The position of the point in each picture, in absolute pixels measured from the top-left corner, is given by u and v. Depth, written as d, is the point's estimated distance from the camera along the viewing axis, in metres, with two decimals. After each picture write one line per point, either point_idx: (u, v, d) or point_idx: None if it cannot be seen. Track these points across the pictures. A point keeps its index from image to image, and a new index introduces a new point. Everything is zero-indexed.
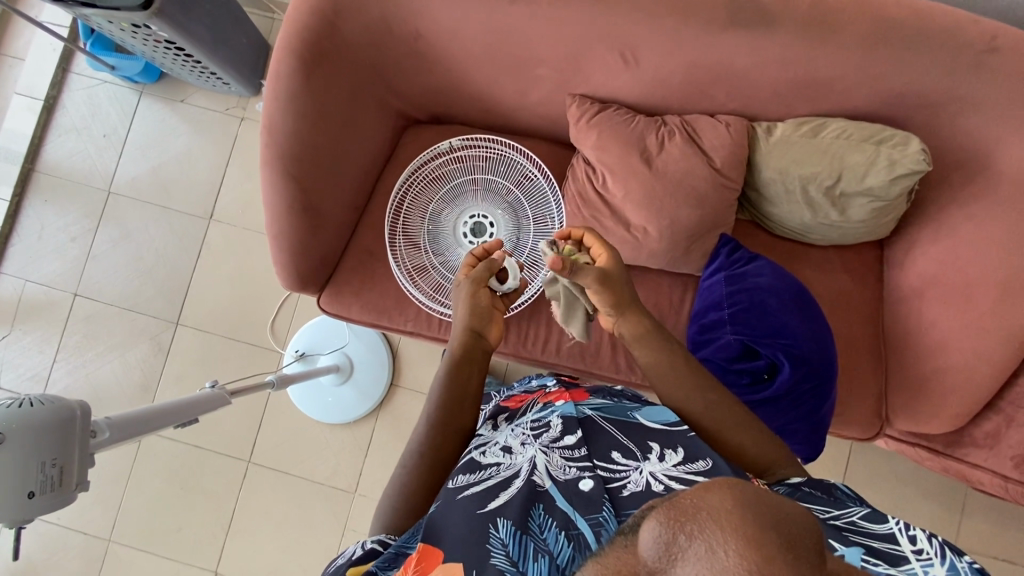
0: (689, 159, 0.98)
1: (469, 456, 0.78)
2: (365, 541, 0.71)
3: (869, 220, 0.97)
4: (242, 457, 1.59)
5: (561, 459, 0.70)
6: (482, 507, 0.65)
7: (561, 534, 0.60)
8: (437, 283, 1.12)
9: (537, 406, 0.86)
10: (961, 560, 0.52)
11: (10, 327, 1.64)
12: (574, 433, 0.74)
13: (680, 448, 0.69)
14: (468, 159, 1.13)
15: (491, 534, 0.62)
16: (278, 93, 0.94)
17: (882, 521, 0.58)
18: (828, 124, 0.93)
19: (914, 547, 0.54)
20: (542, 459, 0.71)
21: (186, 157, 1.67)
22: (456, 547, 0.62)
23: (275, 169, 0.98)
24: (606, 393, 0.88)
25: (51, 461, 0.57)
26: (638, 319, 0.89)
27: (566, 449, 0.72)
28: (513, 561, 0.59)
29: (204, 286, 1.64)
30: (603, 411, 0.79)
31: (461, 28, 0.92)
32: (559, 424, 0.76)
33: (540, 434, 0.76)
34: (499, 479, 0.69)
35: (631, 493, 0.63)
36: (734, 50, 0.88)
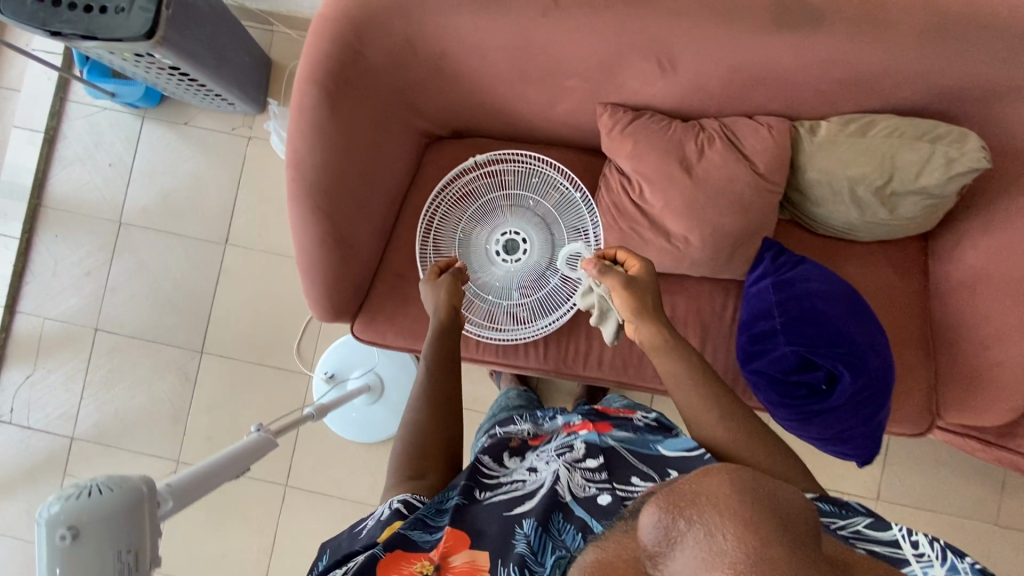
0: (731, 166, 0.94)
1: (495, 461, 0.81)
2: (391, 501, 0.75)
3: (920, 218, 0.94)
4: (279, 481, 1.58)
5: (582, 479, 0.74)
6: (509, 511, 0.71)
7: (579, 533, 0.65)
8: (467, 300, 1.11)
9: (562, 433, 0.87)
10: (963, 562, 0.56)
11: (33, 366, 1.63)
12: (596, 458, 0.77)
13: None
14: (497, 173, 1.09)
15: (516, 531, 0.68)
16: (302, 126, 0.89)
17: (886, 528, 0.61)
18: (876, 122, 0.89)
19: (916, 550, 0.58)
20: (565, 474, 0.75)
21: (195, 181, 1.63)
22: (482, 538, 0.68)
23: (304, 203, 0.94)
24: (628, 425, 0.89)
25: (127, 548, 0.55)
26: (662, 327, 0.85)
27: (587, 470, 0.75)
28: (534, 550, 0.65)
29: (224, 313, 1.62)
30: (626, 443, 0.81)
31: (488, 44, 0.88)
32: (582, 446, 0.79)
33: (564, 453, 0.80)
34: (523, 491, 0.74)
35: None
36: (780, 52, 0.84)
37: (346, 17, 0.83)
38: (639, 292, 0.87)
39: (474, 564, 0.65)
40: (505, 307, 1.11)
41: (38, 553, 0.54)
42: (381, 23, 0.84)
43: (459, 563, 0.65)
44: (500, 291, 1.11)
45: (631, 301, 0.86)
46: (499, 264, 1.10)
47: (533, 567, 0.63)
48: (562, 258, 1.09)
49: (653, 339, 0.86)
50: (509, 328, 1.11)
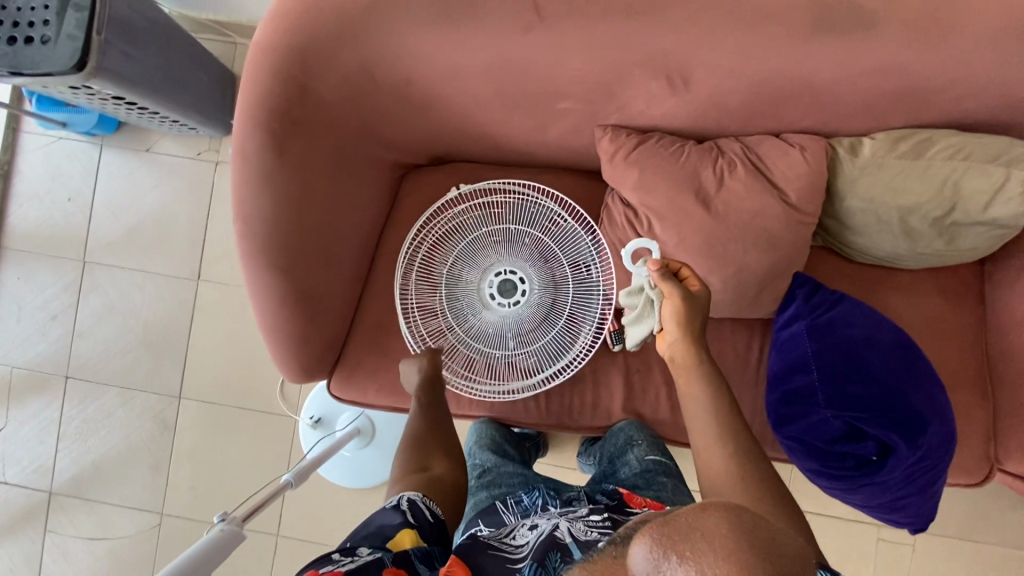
0: (758, 196, 0.80)
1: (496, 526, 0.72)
2: (402, 500, 0.70)
3: (983, 247, 0.79)
4: (269, 531, 1.48)
5: (585, 526, 0.66)
6: (509, 558, 0.63)
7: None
8: (456, 354, 0.94)
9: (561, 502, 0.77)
10: None
11: (3, 417, 1.52)
12: (599, 513, 0.69)
13: None
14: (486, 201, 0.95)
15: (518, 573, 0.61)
16: (247, 175, 0.75)
17: None
18: (935, 140, 0.74)
19: None
20: (566, 524, 0.67)
21: (163, 213, 1.50)
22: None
23: (258, 261, 0.81)
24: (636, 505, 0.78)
25: None
26: (700, 359, 0.72)
27: (589, 519, 0.68)
28: None
29: (203, 354, 1.50)
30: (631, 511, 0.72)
31: (460, 68, 0.73)
32: (587, 507, 0.72)
33: (568, 511, 0.72)
34: (522, 542, 0.66)
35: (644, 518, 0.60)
36: (818, 62, 0.68)
37: (288, 46, 0.69)
38: (693, 313, 0.73)
39: None
40: (498, 359, 0.94)
41: None
42: (328, 52, 0.70)
43: None
44: (493, 338, 0.94)
45: (683, 319, 0.72)
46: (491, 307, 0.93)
47: None
48: (564, 299, 0.93)
49: (685, 362, 0.73)
50: (504, 384, 0.94)
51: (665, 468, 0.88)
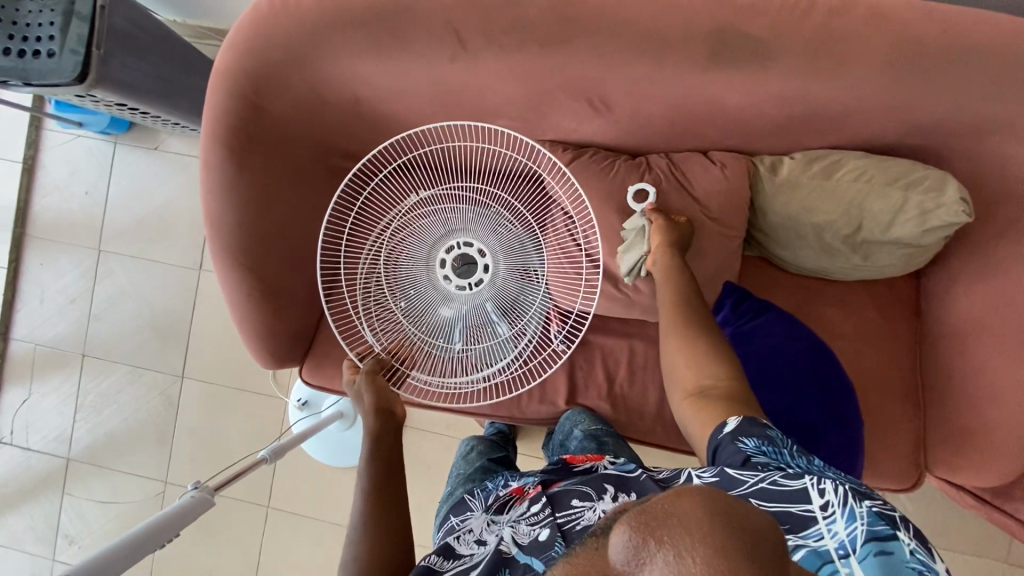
0: (680, 211, 0.85)
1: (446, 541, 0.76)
2: None
3: (901, 264, 0.83)
4: (261, 503, 1.62)
5: (526, 525, 0.71)
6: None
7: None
8: (411, 352, 0.91)
9: (513, 493, 0.80)
10: (862, 506, 0.49)
11: (29, 390, 1.69)
12: (538, 499, 0.73)
13: (631, 491, 0.70)
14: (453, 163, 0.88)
15: None
16: (213, 184, 0.84)
17: (796, 477, 0.53)
18: (843, 162, 0.78)
19: (821, 501, 0.51)
20: (510, 531, 0.72)
21: (168, 206, 1.63)
22: None
23: (226, 259, 0.90)
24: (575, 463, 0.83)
25: None
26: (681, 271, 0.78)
27: (530, 515, 0.72)
28: None
29: (204, 338, 1.63)
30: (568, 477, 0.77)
31: (401, 89, 0.81)
32: (526, 496, 0.76)
33: (509, 509, 0.77)
34: (468, 563, 0.69)
35: (581, 527, 0.65)
36: (719, 90, 0.73)
37: (244, 71, 0.78)
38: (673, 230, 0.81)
39: None
40: (443, 347, 0.91)
41: None
42: (280, 76, 0.78)
43: None
44: (441, 323, 0.91)
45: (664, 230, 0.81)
46: (443, 289, 0.89)
47: None
48: (517, 282, 0.89)
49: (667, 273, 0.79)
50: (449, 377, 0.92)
51: (606, 432, 0.97)
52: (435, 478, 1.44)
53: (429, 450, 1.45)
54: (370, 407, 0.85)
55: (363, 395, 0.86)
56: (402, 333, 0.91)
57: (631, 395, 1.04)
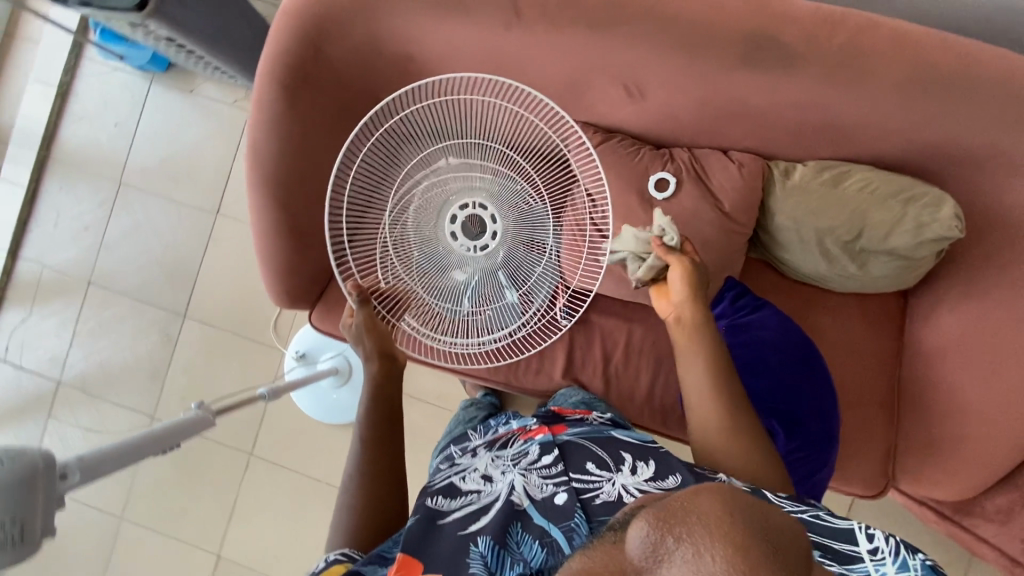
0: (696, 202, 0.90)
1: (446, 479, 0.80)
2: (329, 554, 0.71)
3: (892, 277, 0.89)
4: (245, 449, 1.64)
5: (539, 480, 0.75)
6: (463, 529, 0.69)
7: (537, 543, 0.65)
8: (421, 311, 0.95)
9: (519, 439, 0.86)
10: (914, 557, 0.53)
11: (31, 311, 1.71)
12: (552, 454, 0.78)
13: (650, 462, 0.75)
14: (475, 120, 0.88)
15: (471, 549, 0.66)
16: (261, 117, 0.89)
17: (844, 519, 0.59)
18: (852, 173, 0.85)
19: (870, 545, 0.55)
20: (521, 481, 0.75)
21: (194, 149, 1.66)
22: (436, 562, 0.65)
23: (260, 191, 0.94)
24: (582, 420, 0.89)
25: (13, 520, 0.59)
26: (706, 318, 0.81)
27: (543, 469, 0.76)
28: (490, 569, 0.64)
29: (211, 282, 1.66)
30: (580, 436, 0.82)
31: (452, 51, 0.86)
32: (538, 448, 0.81)
33: (518, 459, 0.80)
34: (478, 505, 0.73)
35: (603, 503, 0.69)
36: (748, 90, 0.79)
37: (308, 13, 0.83)
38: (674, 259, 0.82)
39: None
40: (451, 308, 0.95)
41: None
42: (341, 23, 0.83)
43: None
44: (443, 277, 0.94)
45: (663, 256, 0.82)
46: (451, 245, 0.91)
47: None
48: (530, 256, 0.94)
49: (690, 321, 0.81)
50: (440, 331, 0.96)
51: (599, 401, 1.03)
52: (421, 444, 1.48)
53: (419, 416, 1.49)
54: (374, 353, 0.88)
55: (363, 340, 0.87)
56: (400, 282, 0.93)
57: (625, 377, 1.09)
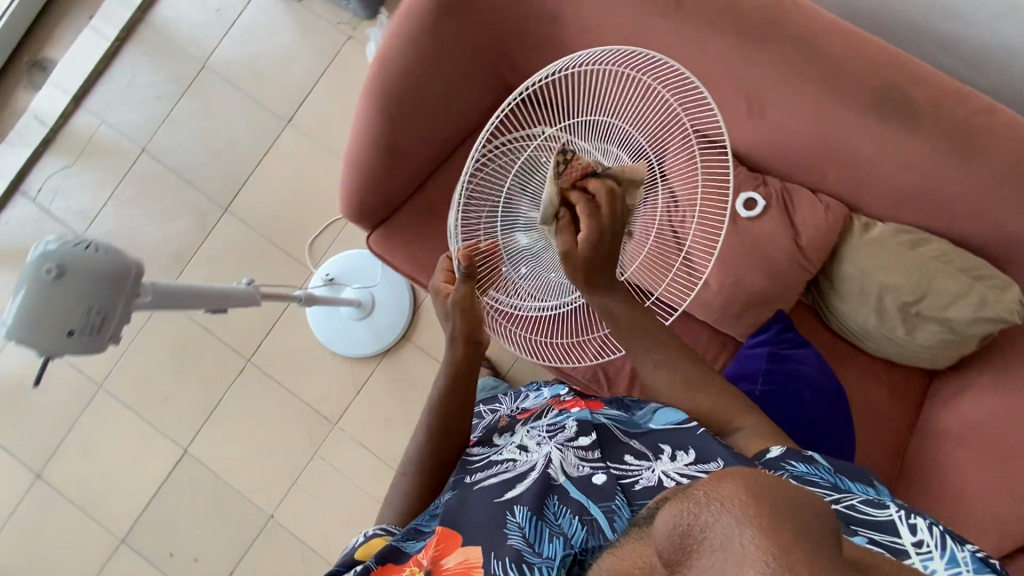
0: (776, 229, 0.95)
1: (486, 457, 0.81)
2: (367, 531, 0.78)
3: (935, 349, 0.94)
4: (244, 354, 1.64)
5: (576, 459, 0.72)
6: (499, 497, 0.69)
7: (576, 519, 0.62)
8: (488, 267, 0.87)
9: (553, 411, 0.88)
10: (961, 551, 0.50)
11: (74, 160, 1.71)
12: (588, 434, 0.75)
13: (691, 448, 0.68)
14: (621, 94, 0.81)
15: (508, 519, 0.64)
16: (403, 29, 0.94)
17: (882, 507, 0.55)
18: (930, 242, 0.90)
19: (914, 538, 0.51)
20: (557, 455, 0.73)
21: (284, 56, 1.69)
22: (474, 529, 0.65)
23: (375, 98, 0.98)
24: (622, 404, 0.88)
25: (97, 308, 0.59)
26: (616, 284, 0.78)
27: (580, 448, 0.74)
28: (530, 542, 0.61)
29: (261, 184, 1.67)
30: (618, 420, 0.80)
31: (600, 24, 0.91)
32: (574, 425, 0.78)
33: (555, 434, 0.78)
34: (516, 475, 0.72)
35: (644, 488, 0.64)
36: (858, 137, 0.85)
37: None
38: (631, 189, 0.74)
39: (467, 562, 0.62)
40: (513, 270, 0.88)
41: (24, 281, 0.57)
42: None
43: (451, 564, 0.63)
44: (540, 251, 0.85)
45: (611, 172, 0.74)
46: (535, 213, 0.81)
47: (531, 560, 0.59)
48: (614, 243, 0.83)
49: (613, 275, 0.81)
50: (516, 300, 0.92)
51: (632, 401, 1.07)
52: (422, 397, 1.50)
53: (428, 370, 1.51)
54: (460, 336, 0.86)
55: (454, 319, 0.85)
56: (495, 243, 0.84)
57: None
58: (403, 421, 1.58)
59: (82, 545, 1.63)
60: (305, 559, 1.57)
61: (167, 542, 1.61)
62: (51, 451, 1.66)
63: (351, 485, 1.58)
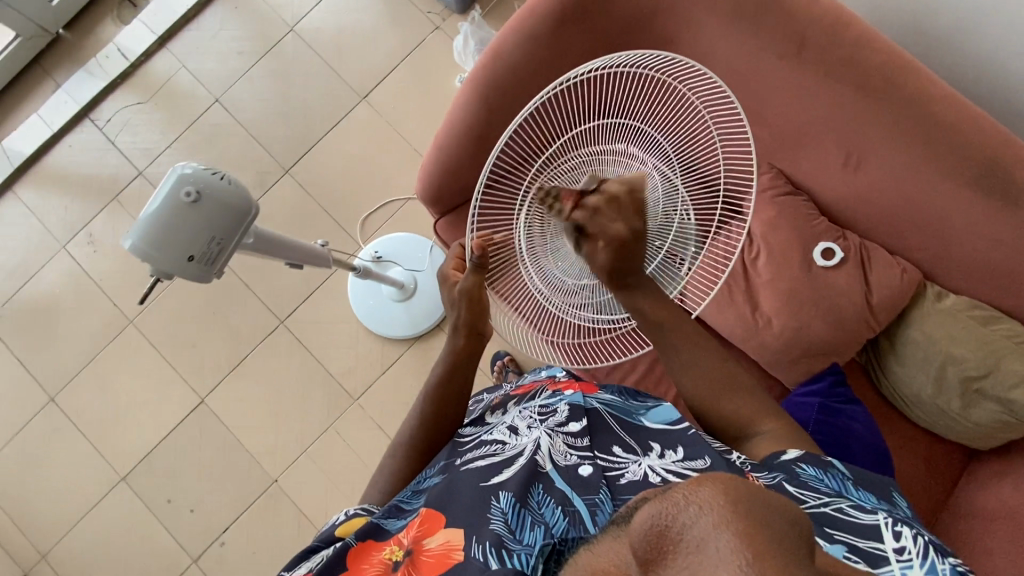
0: (849, 281, 0.96)
1: (477, 436, 0.79)
2: (349, 507, 0.75)
3: (988, 429, 0.94)
4: (277, 316, 1.64)
5: (564, 445, 0.68)
6: (484, 480, 0.65)
7: (558, 508, 0.59)
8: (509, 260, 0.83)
9: (546, 392, 0.82)
10: (944, 562, 0.49)
11: (147, 98, 1.74)
12: (579, 421, 0.72)
13: (680, 445, 0.66)
14: (666, 108, 0.77)
15: (491, 504, 0.61)
16: (523, 26, 0.97)
17: (870, 513, 0.55)
18: (1001, 321, 0.91)
19: (897, 545, 0.51)
20: (546, 441, 0.69)
21: (371, 34, 1.72)
22: (457, 515, 0.62)
23: (479, 85, 1.00)
24: (616, 389, 0.84)
25: (218, 240, 0.61)
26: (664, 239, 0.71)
27: (569, 436, 0.70)
28: (511, 529, 0.58)
29: (326, 153, 1.69)
30: (610, 406, 0.76)
31: (713, 54, 0.95)
32: (566, 410, 0.74)
33: (545, 418, 0.75)
34: (502, 458, 0.69)
35: (628, 482, 0.61)
36: (948, 203, 0.87)
37: None
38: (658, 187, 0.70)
39: (449, 544, 0.59)
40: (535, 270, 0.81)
41: (156, 198, 0.59)
42: None
43: (434, 544, 0.60)
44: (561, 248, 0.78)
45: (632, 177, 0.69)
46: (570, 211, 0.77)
47: (511, 545, 0.55)
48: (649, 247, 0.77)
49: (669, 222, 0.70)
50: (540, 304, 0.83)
51: None
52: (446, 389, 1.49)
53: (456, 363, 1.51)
54: (463, 327, 0.88)
55: (459, 310, 0.86)
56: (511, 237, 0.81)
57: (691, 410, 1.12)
58: None
59: (81, 475, 1.62)
60: (299, 529, 1.55)
61: (166, 487, 1.60)
62: (68, 377, 1.66)
63: (359, 463, 1.57)
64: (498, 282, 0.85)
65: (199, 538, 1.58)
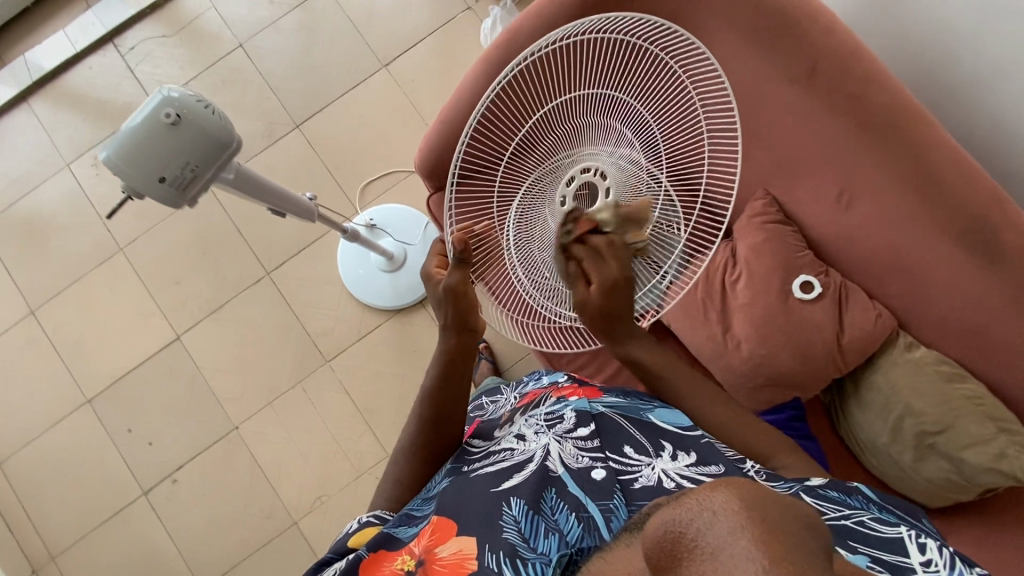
0: (823, 316, 0.95)
1: (485, 445, 0.75)
2: (362, 516, 0.73)
3: (938, 486, 0.93)
4: (264, 266, 1.65)
5: (574, 449, 0.65)
6: (495, 487, 0.62)
7: (572, 515, 0.55)
8: (492, 247, 0.81)
9: (552, 399, 0.81)
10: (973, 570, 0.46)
11: (172, 32, 1.75)
12: (588, 425, 0.69)
13: (692, 450, 0.65)
14: (642, 75, 0.75)
15: (503, 512, 0.58)
16: (543, 13, 0.97)
17: (892, 526, 0.53)
18: (966, 381, 0.90)
19: (923, 557, 0.48)
20: (554, 446, 0.66)
21: (402, 4, 1.72)
22: (468, 522, 0.58)
23: (491, 64, 1.00)
24: (620, 391, 0.82)
25: (193, 165, 0.62)
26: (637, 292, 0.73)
27: (579, 439, 0.67)
28: (525, 538, 0.54)
29: (338, 115, 1.70)
30: (616, 408, 0.74)
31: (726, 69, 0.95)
32: (573, 417, 0.71)
33: (553, 425, 0.71)
34: (513, 465, 0.65)
35: (643, 487, 0.58)
36: (931, 253, 0.88)
37: None
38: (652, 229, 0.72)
39: (461, 553, 0.55)
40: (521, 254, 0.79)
41: (136, 115, 0.59)
42: None
43: (445, 552, 0.55)
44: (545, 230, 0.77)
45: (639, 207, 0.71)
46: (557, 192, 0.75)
47: (525, 555, 0.52)
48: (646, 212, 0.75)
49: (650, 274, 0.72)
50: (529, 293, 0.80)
51: None
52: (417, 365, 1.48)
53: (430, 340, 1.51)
54: (452, 325, 0.83)
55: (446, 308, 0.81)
56: (494, 226, 0.80)
57: None
58: (392, 381, 1.58)
59: (48, 392, 1.64)
60: (253, 478, 1.57)
61: (129, 417, 1.61)
62: (51, 294, 1.67)
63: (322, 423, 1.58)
64: (481, 274, 0.83)
65: (153, 471, 1.59)
